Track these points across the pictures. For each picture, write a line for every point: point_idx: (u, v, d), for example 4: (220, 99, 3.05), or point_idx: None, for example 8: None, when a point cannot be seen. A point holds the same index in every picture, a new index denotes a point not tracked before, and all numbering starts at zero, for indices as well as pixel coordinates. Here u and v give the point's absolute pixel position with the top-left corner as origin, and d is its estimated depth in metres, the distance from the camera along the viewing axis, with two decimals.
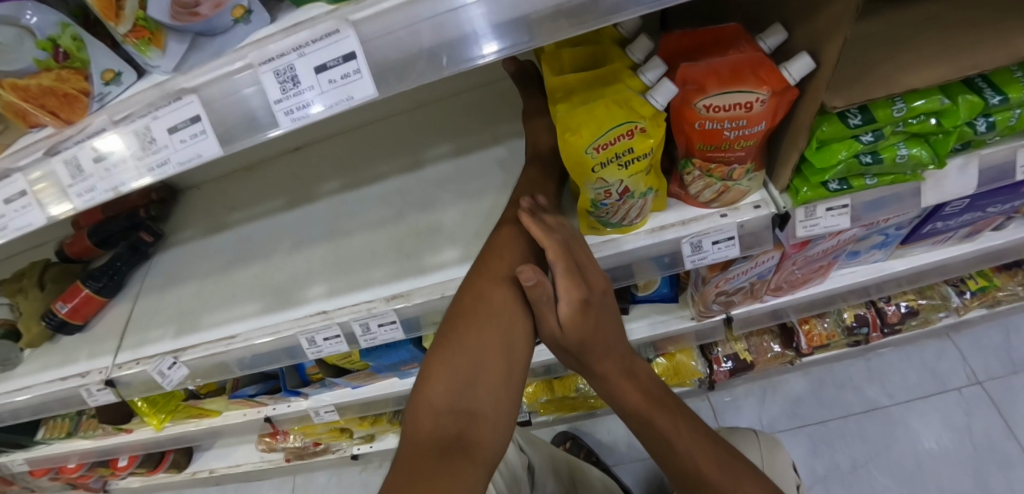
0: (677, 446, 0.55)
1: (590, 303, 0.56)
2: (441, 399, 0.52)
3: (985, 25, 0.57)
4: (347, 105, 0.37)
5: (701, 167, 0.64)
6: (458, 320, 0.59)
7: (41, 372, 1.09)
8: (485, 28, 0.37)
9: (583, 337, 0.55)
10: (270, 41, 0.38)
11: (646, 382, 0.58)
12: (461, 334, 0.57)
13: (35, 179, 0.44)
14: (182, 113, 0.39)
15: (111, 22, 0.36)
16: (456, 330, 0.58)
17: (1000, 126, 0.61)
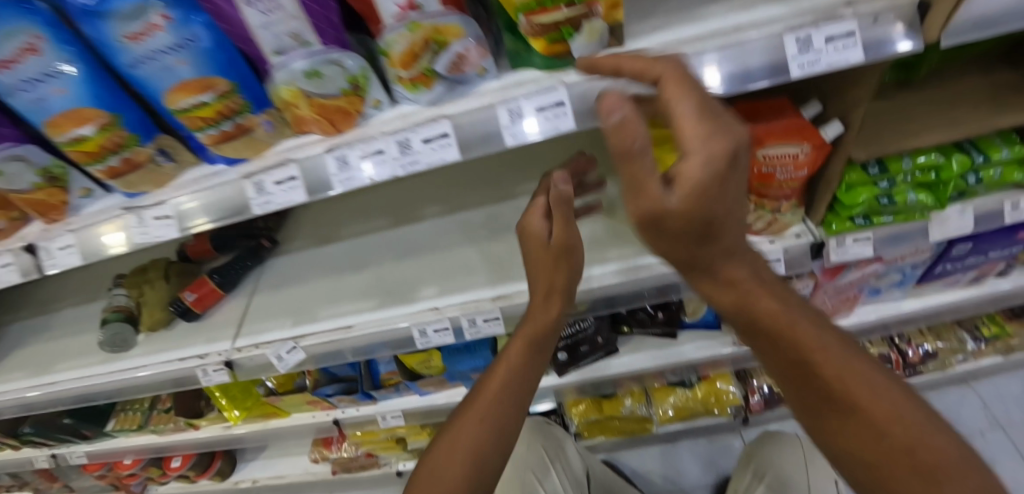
0: (817, 361, 0.49)
1: (738, 161, 0.39)
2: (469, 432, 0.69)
3: (973, 104, 0.75)
4: (554, 134, 0.55)
5: (756, 201, 0.82)
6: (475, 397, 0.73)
7: (156, 353, 1.26)
8: (647, 87, 0.54)
9: (712, 224, 0.41)
10: (507, 90, 0.56)
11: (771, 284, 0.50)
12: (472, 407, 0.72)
13: (295, 172, 0.60)
14: (435, 130, 0.55)
15: (406, 69, 0.52)
16: (471, 403, 0.73)
17: (987, 180, 0.78)
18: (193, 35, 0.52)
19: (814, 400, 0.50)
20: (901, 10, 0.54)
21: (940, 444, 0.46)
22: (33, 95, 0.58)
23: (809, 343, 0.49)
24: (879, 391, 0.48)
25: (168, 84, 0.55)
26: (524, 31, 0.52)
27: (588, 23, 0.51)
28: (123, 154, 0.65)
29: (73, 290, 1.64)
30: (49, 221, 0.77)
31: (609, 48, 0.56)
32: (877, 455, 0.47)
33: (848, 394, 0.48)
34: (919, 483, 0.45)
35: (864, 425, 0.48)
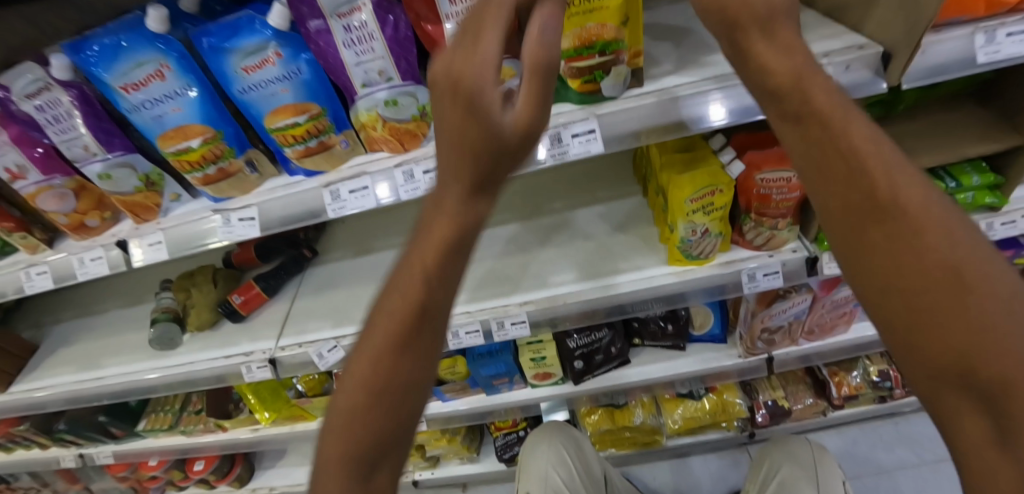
0: (869, 166, 0.37)
1: None
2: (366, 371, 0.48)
3: (938, 144, 0.89)
4: (587, 155, 0.67)
5: (756, 220, 0.93)
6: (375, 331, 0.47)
7: (203, 351, 1.37)
8: (664, 117, 0.67)
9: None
10: (549, 120, 0.68)
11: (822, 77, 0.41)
12: (366, 344, 0.48)
13: (368, 183, 0.72)
14: None
15: None
16: (365, 340, 0.48)
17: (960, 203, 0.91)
18: (298, 68, 0.65)
19: (853, 224, 0.38)
20: (867, 58, 0.66)
21: (1009, 286, 0.34)
22: (155, 112, 0.71)
23: (863, 150, 0.38)
24: (944, 219, 0.36)
25: (270, 108, 0.68)
26: (565, 74, 0.67)
27: (616, 67, 0.65)
28: (220, 164, 0.76)
29: (118, 295, 1.76)
30: (141, 221, 0.88)
31: (631, 88, 0.69)
32: (922, 292, 0.35)
33: (905, 210, 0.36)
34: (966, 320, 0.34)
35: (920, 252, 0.35)
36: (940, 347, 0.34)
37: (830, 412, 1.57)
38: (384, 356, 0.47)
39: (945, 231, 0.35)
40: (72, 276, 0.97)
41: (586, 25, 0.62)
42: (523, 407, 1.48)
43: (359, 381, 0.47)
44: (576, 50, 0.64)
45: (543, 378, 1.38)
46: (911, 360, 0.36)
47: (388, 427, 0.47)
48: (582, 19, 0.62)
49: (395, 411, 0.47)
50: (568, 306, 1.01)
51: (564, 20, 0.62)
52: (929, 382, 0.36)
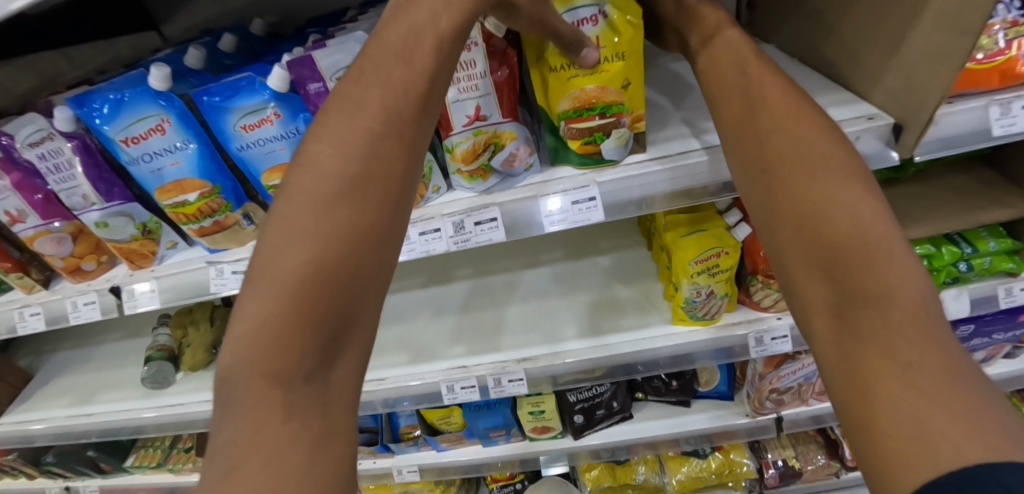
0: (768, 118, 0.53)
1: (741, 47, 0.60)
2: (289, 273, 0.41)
3: (950, 208, 0.87)
4: (587, 223, 0.65)
5: (763, 281, 0.90)
6: (292, 216, 0.43)
7: (194, 393, 1.36)
8: (667, 186, 0.65)
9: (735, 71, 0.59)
10: (548, 185, 0.67)
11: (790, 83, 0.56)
12: (282, 234, 0.43)
13: None
14: (487, 215, 0.66)
15: (468, 163, 0.66)
16: (279, 231, 0.43)
17: (977, 268, 0.89)
18: (297, 128, 0.65)
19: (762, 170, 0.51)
20: (878, 129, 0.64)
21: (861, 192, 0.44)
22: (154, 165, 0.71)
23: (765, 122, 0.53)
24: (824, 150, 0.48)
25: (268, 165, 0.68)
26: (564, 134, 0.65)
27: (616, 130, 0.64)
28: (216, 217, 0.75)
29: (115, 328, 1.74)
30: (136, 267, 0.87)
31: (634, 153, 0.68)
32: (799, 207, 0.47)
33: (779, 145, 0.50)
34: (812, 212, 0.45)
35: (812, 191, 0.46)
36: (803, 249, 0.45)
37: (843, 475, 1.50)
38: (310, 237, 0.42)
39: (816, 154, 0.48)
40: (64, 318, 0.95)
41: (585, 87, 0.62)
42: (520, 462, 1.42)
43: (283, 278, 0.41)
44: (576, 111, 0.63)
45: (541, 432, 1.33)
46: (791, 273, 0.47)
47: (334, 311, 0.42)
48: (583, 80, 0.61)
49: (337, 300, 0.42)
50: (569, 364, 0.98)
51: (565, 82, 0.62)
52: (803, 265, 0.46)
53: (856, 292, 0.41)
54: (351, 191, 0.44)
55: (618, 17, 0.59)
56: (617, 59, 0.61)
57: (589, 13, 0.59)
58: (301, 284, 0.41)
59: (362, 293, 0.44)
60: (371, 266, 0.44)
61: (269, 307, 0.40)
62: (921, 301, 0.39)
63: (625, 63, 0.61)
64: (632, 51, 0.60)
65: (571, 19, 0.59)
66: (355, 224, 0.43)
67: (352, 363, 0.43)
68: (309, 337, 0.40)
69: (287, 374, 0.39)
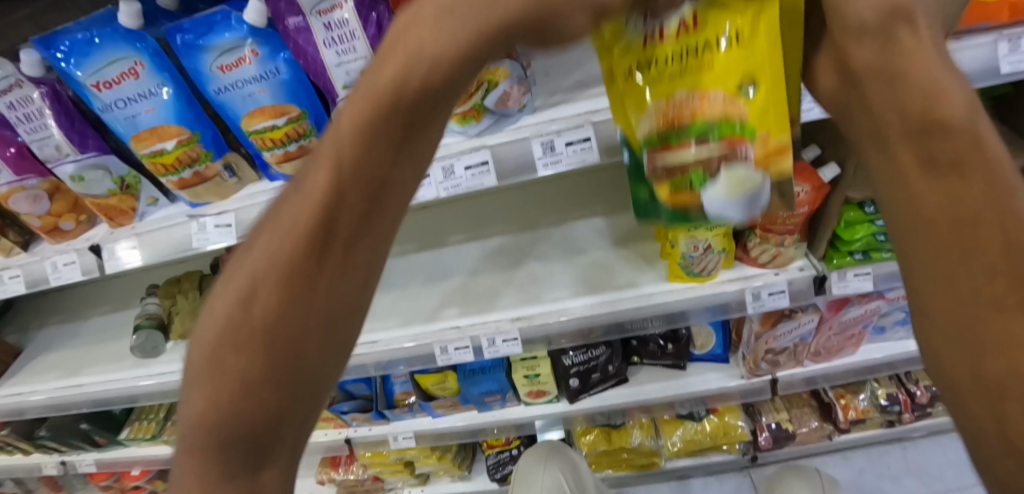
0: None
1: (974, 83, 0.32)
2: (198, 372, 0.36)
3: None
4: (581, 165, 0.63)
5: (760, 236, 0.89)
6: (251, 270, 0.36)
7: None
8: None
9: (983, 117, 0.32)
10: (543, 126, 0.64)
11: (933, 35, 0.34)
12: (232, 292, 0.36)
13: None
14: (478, 158, 0.64)
15: (460, 104, 0.63)
16: (234, 284, 0.36)
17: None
18: (275, 68, 0.62)
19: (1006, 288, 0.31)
20: None
21: None
22: (128, 111, 0.68)
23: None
24: None
25: (247, 110, 0.64)
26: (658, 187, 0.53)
27: (727, 169, 0.49)
28: (195, 168, 0.72)
29: (103, 301, 1.71)
30: (116, 225, 0.84)
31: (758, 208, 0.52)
32: None
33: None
34: None
35: None
36: None
37: (836, 437, 1.51)
38: (221, 329, 0.36)
39: None
40: (44, 280, 0.91)
41: (675, 97, 0.50)
42: (516, 426, 1.42)
43: (196, 373, 0.36)
44: (666, 137, 0.51)
45: (537, 396, 1.33)
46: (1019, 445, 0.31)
47: (261, 417, 0.36)
48: (678, 89, 0.50)
49: (261, 404, 0.36)
50: (563, 323, 0.97)
51: (659, 89, 0.50)
52: None
53: None
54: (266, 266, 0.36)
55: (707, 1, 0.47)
56: (730, 44, 0.48)
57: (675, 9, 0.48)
58: (215, 387, 0.36)
59: (297, 400, 0.37)
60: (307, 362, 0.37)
61: (207, 385, 0.36)
62: None
63: (741, 54, 0.48)
64: (739, 45, 0.48)
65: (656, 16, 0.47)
66: (276, 316, 0.36)
67: (282, 462, 0.39)
68: (228, 450, 0.36)
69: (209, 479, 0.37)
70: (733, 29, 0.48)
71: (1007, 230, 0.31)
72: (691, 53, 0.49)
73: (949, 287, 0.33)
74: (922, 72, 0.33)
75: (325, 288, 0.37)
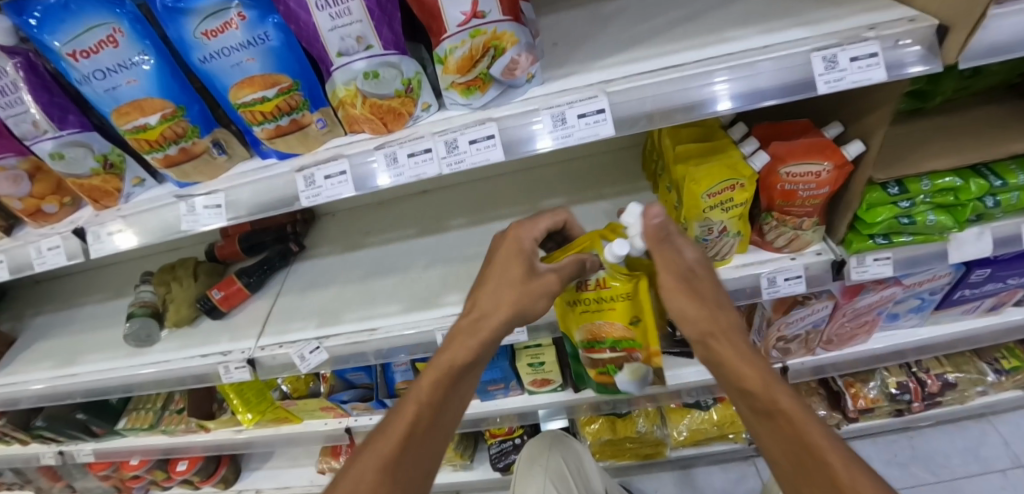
0: (717, 339, 0.64)
1: (692, 272, 0.69)
2: (370, 458, 0.62)
3: (979, 137, 0.81)
4: (595, 139, 0.58)
5: (777, 218, 0.85)
6: (371, 448, 0.63)
7: (179, 350, 1.27)
8: (691, 100, 0.58)
9: (691, 275, 0.69)
10: (553, 98, 0.60)
11: (678, 257, 0.69)
12: (358, 462, 0.62)
13: (345, 166, 0.63)
14: (483, 132, 0.59)
15: (463, 73, 0.59)
16: (358, 456, 0.63)
17: (1004, 204, 0.84)
18: (265, 34, 0.57)
19: (732, 384, 0.62)
20: (919, 33, 0.56)
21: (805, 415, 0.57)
22: (107, 83, 0.62)
23: (758, 361, 0.62)
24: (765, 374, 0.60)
25: (235, 80, 0.60)
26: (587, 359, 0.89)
27: (627, 361, 0.85)
28: (182, 144, 0.68)
29: (98, 288, 1.67)
30: (101, 207, 0.79)
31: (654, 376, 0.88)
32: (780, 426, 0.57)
33: (733, 365, 0.62)
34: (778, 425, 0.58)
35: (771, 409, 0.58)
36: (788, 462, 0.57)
37: (844, 426, 1.49)
38: (383, 436, 0.64)
39: (767, 381, 0.59)
40: (28, 266, 0.87)
41: (595, 325, 0.82)
42: (520, 415, 1.39)
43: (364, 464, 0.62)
44: (589, 341, 0.86)
45: (541, 385, 1.30)
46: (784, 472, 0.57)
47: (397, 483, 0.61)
48: (589, 319, 0.82)
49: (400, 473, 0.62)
50: None
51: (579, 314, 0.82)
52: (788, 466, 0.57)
53: None
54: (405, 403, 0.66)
55: (610, 276, 0.75)
56: (619, 303, 0.77)
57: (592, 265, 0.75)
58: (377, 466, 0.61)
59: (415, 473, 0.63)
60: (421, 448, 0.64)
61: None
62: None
63: (627, 308, 0.78)
64: (624, 302, 0.77)
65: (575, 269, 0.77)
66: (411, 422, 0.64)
67: None
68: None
69: None
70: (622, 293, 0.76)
71: (721, 357, 0.63)
72: (600, 306, 0.79)
73: (731, 380, 0.62)
74: (677, 249, 0.70)
75: (432, 407, 0.66)
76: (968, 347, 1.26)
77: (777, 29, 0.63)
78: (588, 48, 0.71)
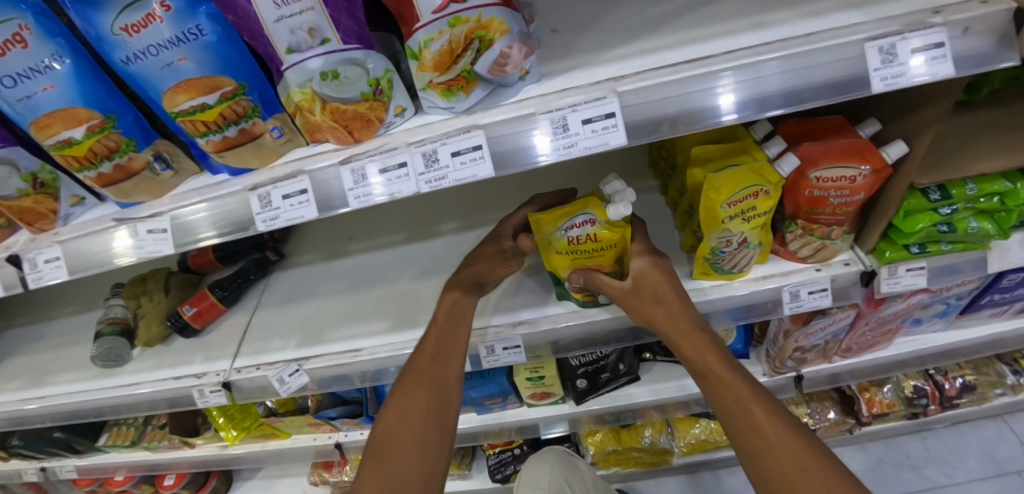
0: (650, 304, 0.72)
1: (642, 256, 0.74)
2: (400, 399, 0.73)
3: None
4: (604, 149, 0.49)
5: (803, 227, 0.76)
6: (406, 384, 0.75)
7: (151, 371, 1.15)
8: (718, 102, 0.50)
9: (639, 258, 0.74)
10: (551, 100, 0.51)
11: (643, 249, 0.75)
12: (399, 397, 0.73)
13: (304, 185, 0.53)
14: (468, 142, 0.50)
15: (444, 71, 0.49)
16: (397, 393, 0.74)
17: None
18: (198, 27, 0.47)
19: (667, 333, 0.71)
20: (995, 16, 0.47)
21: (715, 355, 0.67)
22: (19, 91, 0.52)
23: (704, 341, 0.68)
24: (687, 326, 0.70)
25: (168, 84, 0.50)
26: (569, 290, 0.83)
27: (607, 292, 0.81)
28: (116, 160, 0.58)
29: (56, 299, 1.52)
30: (36, 231, 0.69)
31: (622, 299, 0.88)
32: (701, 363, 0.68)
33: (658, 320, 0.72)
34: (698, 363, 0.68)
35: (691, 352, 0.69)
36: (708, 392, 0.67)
37: (858, 430, 1.42)
38: (405, 380, 0.75)
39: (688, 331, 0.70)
40: None
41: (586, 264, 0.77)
42: (519, 428, 1.31)
43: (397, 402, 0.73)
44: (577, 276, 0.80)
45: (541, 398, 1.22)
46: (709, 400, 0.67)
47: (425, 416, 0.72)
48: (578, 262, 0.77)
49: (422, 405, 0.72)
50: (572, 328, 0.84)
51: (567, 260, 0.77)
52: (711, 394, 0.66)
53: (735, 418, 0.62)
54: (418, 352, 0.78)
55: (606, 228, 0.73)
56: (607, 247, 0.74)
57: (583, 220, 0.72)
58: (406, 403, 0.72)
59: (438, 406, 0.73)
60: (439, 389, 0.74)
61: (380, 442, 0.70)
62: (777, 416, 0.61)
63: (611, 249, 0.75)
64: (607, 243, 0.74)
65: (567, 224, 0.73)
66: (423, 366, 0.75)
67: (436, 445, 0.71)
68: (418, 433, 0.71)
69: (406, 451, 0.69)
70: (610, 236, 0.73)
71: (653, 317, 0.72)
72: (591, 248, 0.75)
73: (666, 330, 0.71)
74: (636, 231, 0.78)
75: (438, 351, 0.76)
76: (993, 351, 1.18)
77: (818, 13, 0.53)
78: (592, 36, 0.60)
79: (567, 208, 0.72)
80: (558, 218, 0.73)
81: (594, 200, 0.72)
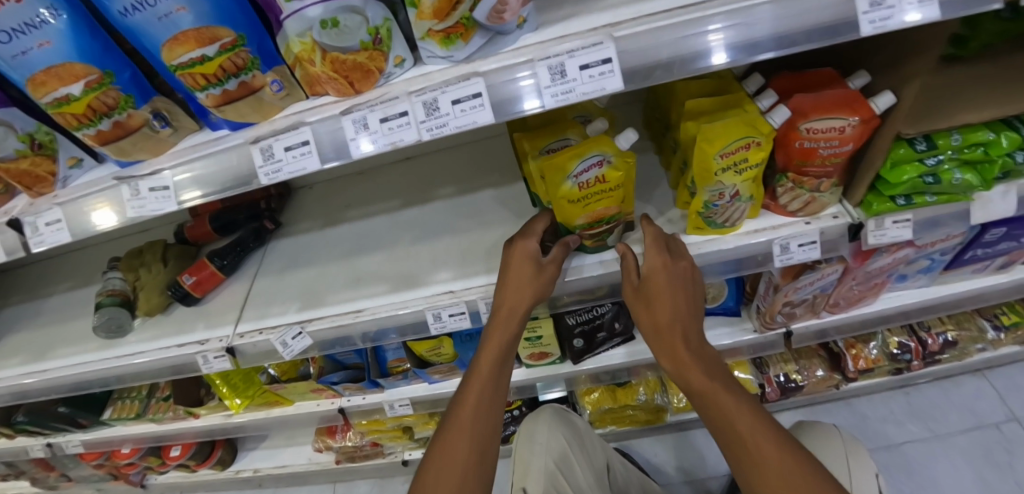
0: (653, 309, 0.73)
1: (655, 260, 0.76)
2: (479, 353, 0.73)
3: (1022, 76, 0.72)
4: (600, 94, 0.50)
5: (794, 180, 0.78)
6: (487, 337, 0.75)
7: (154, 339, 1.17)
8: (713, 45, 0.50)
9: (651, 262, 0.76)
10: (548, 47, 0.52)
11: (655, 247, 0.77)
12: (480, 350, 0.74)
13: (304, 136, 0.54)
14: (467, 90, 0.50)
15: (443, 19, 0.49)
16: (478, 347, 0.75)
17: None
18: None
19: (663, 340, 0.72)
20: None
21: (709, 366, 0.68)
22: (15, 47, 0.51)
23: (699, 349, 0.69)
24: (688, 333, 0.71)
25: (166, 36, 0.50)
26: (580, 240, 0.84)
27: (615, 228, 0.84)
28: (115, 117, 0.58)
29: (53, 274, 1.52)
30: (35, 195, 0.70)
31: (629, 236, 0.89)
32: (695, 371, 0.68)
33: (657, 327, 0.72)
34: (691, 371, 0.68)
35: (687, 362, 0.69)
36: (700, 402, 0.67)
37: (844, 385, 1.47)
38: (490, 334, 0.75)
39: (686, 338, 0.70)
40: None
41: (597, 209, 0.79)
42: (517, 389, 1.35)
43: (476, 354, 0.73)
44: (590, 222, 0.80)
45: (539, 358, 1.24)
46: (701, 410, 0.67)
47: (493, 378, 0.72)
48: (591, 207, 0.77)
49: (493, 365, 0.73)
50: (568, 283, 0.86)
51: (579, 208, 0.77)
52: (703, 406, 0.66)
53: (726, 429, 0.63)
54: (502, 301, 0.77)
55: (615, 166, 0.73)
56: (615, 186, 0.76)
57: (596, 161, 0.72)
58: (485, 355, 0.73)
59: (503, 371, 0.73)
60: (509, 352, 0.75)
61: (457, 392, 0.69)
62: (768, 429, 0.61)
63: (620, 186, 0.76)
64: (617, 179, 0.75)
65: (578, 169, 0.71)
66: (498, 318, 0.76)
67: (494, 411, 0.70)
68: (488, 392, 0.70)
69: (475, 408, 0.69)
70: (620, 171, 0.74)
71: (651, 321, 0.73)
72: (603, 188, 0.75)
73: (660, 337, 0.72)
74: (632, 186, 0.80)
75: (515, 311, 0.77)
76: (975, 305, 1.22)
77: None
78: None
79: (581, 151, 0.70)
80: (569, 163, 0.71)
81: (601, 139, 0.71)
